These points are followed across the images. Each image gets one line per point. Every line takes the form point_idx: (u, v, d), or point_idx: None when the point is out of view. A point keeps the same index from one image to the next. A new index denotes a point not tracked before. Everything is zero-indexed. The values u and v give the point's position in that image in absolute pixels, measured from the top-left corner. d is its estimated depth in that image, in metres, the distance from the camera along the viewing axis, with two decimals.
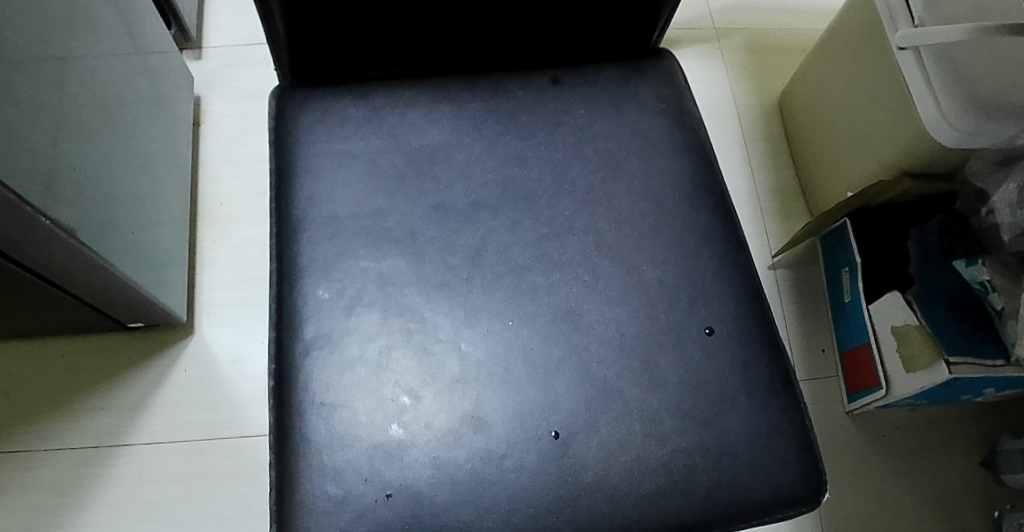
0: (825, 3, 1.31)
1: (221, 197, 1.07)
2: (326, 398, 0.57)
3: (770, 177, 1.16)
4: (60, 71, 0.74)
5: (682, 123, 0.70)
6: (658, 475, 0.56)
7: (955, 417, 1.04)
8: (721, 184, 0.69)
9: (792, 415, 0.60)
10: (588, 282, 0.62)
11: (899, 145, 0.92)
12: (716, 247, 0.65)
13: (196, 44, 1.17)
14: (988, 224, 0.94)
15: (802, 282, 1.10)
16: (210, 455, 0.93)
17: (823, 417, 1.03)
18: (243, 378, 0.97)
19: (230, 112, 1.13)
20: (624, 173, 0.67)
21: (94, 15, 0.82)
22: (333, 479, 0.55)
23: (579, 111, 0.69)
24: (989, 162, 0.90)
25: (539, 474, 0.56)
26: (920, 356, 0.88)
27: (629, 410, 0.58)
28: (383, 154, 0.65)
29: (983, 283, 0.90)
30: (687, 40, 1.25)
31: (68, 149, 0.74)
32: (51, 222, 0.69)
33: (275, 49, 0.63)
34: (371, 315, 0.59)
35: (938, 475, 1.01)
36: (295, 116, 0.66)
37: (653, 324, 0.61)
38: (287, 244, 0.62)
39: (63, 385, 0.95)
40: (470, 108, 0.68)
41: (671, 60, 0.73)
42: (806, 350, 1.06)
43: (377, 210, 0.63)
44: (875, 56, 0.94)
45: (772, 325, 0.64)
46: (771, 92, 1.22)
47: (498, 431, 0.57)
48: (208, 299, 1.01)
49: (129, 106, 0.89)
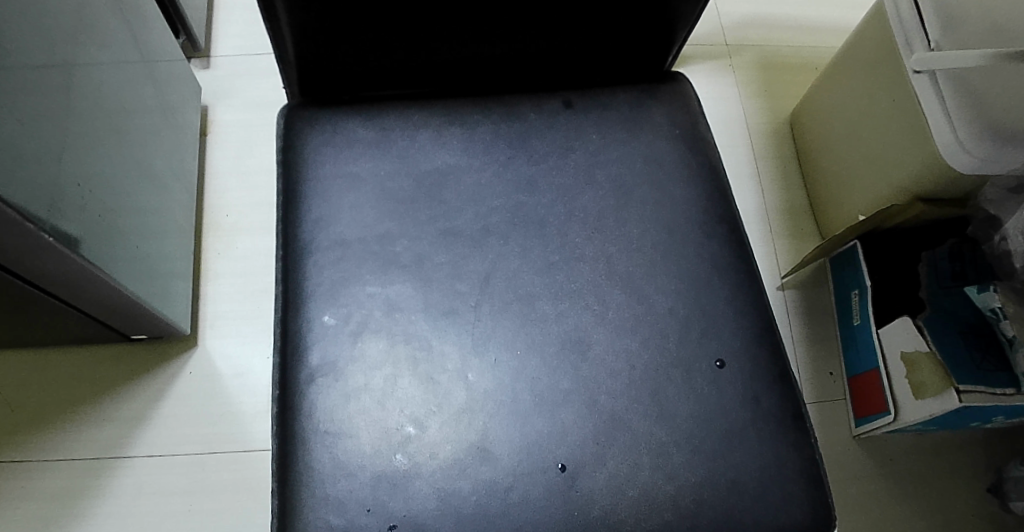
0: (839, 20, 1.29)
1: (226, 208, 1.07)
2: (330, 426, 0.56)
3: (780, 197, 1.15)
4: (64, 81, 0.73)
5: (696, 149, 0.70)
6: (666, 511, 0.55)
7: (963, 442, 1.03)
8: (734, 212, 0.68)
9: (802, 451, 0.59)
10: (598, 311, 0.61)
11: (912, 169, 0.91)
12: (728, 276, 0.64)
13: (205, 52, 1.17)
14: (1000, 251, 0.93)
15: (810, 304, 1.09)
16: (212, 468, 0.92)
17: (830, 442, 1.02)
18: (246, 392, 0.97)
19: (237, 121, 1.12)
20: (635, 201, 0.66)
21: (101, 25, 0.81)
22: (335, 509, 0.54)
23: (591, 135, 0.68)
24: (1002, 189, 0.90)
25: (544, 507, 0.55)
26: (930, 382, 0.87)
27: (637, 444, 0.57)
28: (391, 177, 0.64)
29: (994, 310, 0.89)
30: (698, 57, 1.24)
31: (70, 162, 0.73)
32: (51, 238, 0.67)
33: (284, 67, 0.62)
34: (377, 342, 0.58)
35: (944, 502, 1.00)
36: (303, 137, 0.66)
37: (663, 356, 0.60)
38: (293, 268, 0.61)
39: (65, 396, 0.94)
40: (481, 131, 0.67)
41: (685, 84, 0.72)
42: (813, 373, 1.05)
43: (385, 235, 0.62)
44: (889, 78, 0.93)
45: (784, 358, 0.63)
46: (783, 110, 1.21)
47: (504, 463, 0.56)
48: (212, 311, 1.01)
49: (134, 116, 0.88)
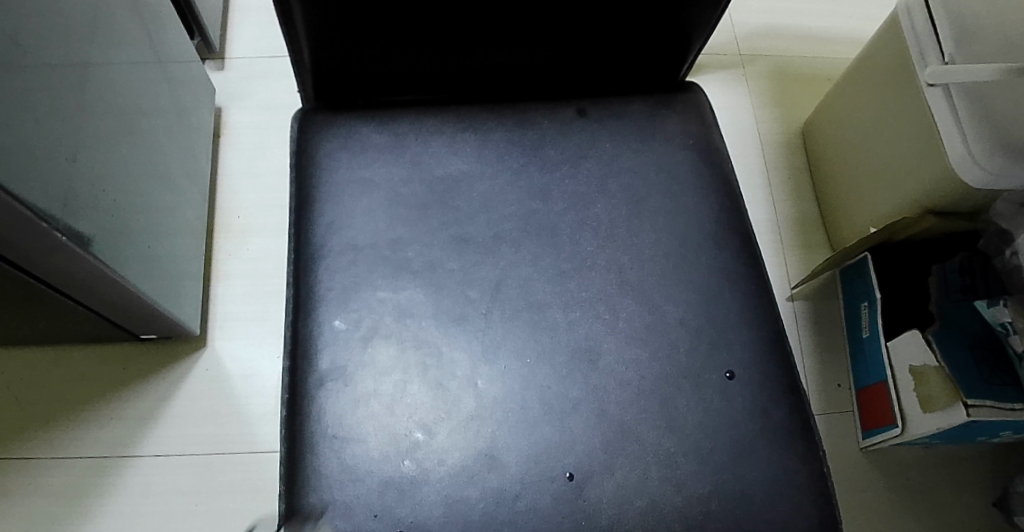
0: (854, 31, 1.29)
1: (238, 209, 1.07)
2: (339, 431, 0.56)
3: (790, 209, 1.15)
4: (80, 81, 0.74)
5: (709, 159, 0.70)
6: (673, 522, 0.55)
7: (972, 456, 1.02)
8: (746, 224, 0.68)
9: (812, 465, 0.59)
10: (608, 320, 0.61)
11: (924, 182, 0.90)
12: (740, 288, 0.64)
13: (219, 54, 1.17)
14: (1011, 265, 0.91)
15: (820, 314, 1.09)
16: (218, 469, 0.92)
17: (837, 454, 1.01)
18: (255, 393, 0.97)
19: (251, 123, 1.13)
20: (648, 211, 0.66)
21: (117, 25, 0.82)
22: (343, 514, 0.54)
23: (604, 144, 0.68)
24: (1014, 203, 0.89)
25: (551, 516, 0.55)
26: (937, 396, 0.86)
27: (645, 454, 0.57)
28: (404, 183, 0.64)
29: (1003, 325, 0.89)
30: (712, 66, 1.24)
31: (84, 162, 0.73)
32: (64, 236, 0.67)
33: (299, 71, 0.62)
34: (387, 348, 0.59)
35: (950, 517, 0.99)
36: (318, 141, 0.66)
37: (672, 367, 0.60)
38: (304, 273, 0.61)
39: (72, 394, 0.95)
40: (494, 138, 0.67)
41: (700, 94, 0.72)
42: (822, 384, 1.05)
43: (397, 241, 0.62)
44: (904, 90, 0.92)
45: (794, 373, 0.63)
46: (795, 120, 1.21)
47: (512, 471, 0.56)
48: (222, 313, 1.01)
49: (150, 117, 0.89)
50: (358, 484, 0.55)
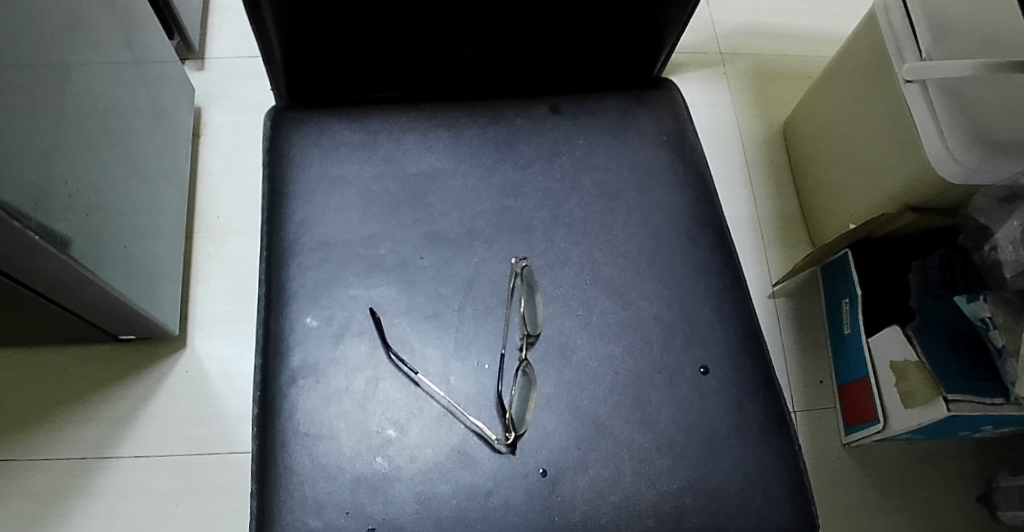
0: (832, 30, 1.30)
1: (218, 209, 1.07)
2: (310, 428, 0.56)
3: (771, 205, 1.15)
4: (55, 80, 0.73)
5: (682, 155, 0.70)
6: (646, 516, 0.55)
7: (955, 452, 1.03)
8: (719, 219, 0.68)
9: (786, 458, 0.59)
10: (582, 316, 0.61)
11: (903, 178, 0.90)
12: (713, 283, 0.65)
13: (199, 54, 1.17)
14: (990, 261, 0.92)
15: (802, 311, 1.09)
16: (199, 470, 0.92)
17: (819, 450, 1.02)
18: (234, 393, 0.97)
19: (231, 122, 1.13)
20: (622, 207, 0.66)
21: (93, 23, 0.81)
22: (314, 512, 0.54)
23: (578, 141, 0.68)
24: (992, 199, 0.88)
25: (525, 511, 0.55)
26: (919, 390, 0.87)
27: (619, 450, 0.57)
28: (377, 180, 0.64)
29: (983, 320, 0.88)
30: (692, 64, 1.24)
31: (60, 161, 0.73)
32: (40, 236, 0.66)
33: (272, 69, 0.62)
34: (359, 345, 0.59)
35: (933, 512, 1.00)
36: (290, 137, 0.66)
37: (645, 362, 0.60)
38: (276, 270, 0.61)
39: (51, 395, 0.94)
40: (468, 135, 0.67)
41: (674, 90, 0.73)
42: (804, 381, 1.05)
43: (370, 237, 0.62)
44: (881, 87, 0.93)
45: (767, 367, 0.63)
46: (775, 116, 1.22)
47: (485, 467, 0.56)
48: (202, 312, 1.01)
49: (127, 119, 0.89)
50: (448, 247, 0.62)
